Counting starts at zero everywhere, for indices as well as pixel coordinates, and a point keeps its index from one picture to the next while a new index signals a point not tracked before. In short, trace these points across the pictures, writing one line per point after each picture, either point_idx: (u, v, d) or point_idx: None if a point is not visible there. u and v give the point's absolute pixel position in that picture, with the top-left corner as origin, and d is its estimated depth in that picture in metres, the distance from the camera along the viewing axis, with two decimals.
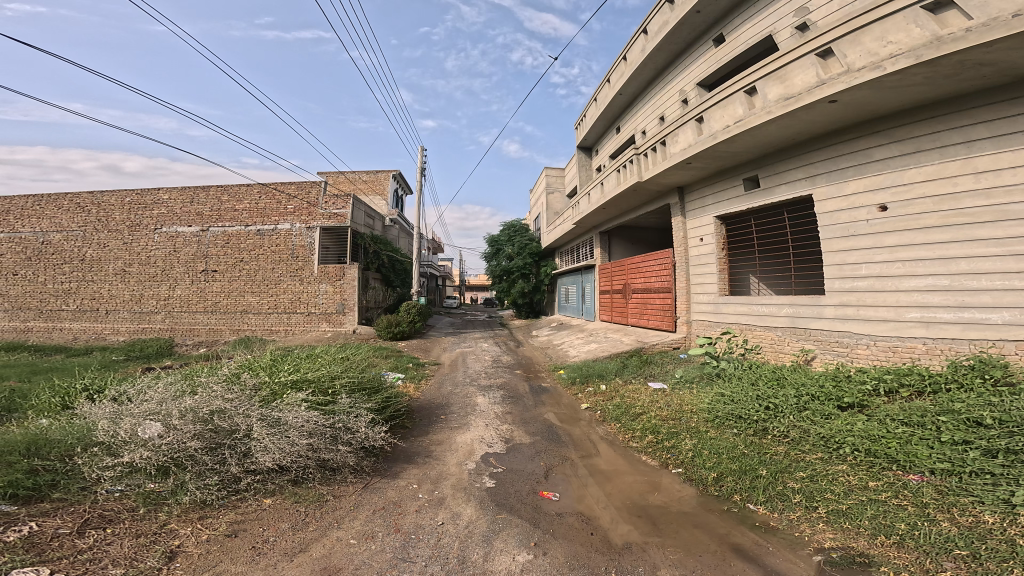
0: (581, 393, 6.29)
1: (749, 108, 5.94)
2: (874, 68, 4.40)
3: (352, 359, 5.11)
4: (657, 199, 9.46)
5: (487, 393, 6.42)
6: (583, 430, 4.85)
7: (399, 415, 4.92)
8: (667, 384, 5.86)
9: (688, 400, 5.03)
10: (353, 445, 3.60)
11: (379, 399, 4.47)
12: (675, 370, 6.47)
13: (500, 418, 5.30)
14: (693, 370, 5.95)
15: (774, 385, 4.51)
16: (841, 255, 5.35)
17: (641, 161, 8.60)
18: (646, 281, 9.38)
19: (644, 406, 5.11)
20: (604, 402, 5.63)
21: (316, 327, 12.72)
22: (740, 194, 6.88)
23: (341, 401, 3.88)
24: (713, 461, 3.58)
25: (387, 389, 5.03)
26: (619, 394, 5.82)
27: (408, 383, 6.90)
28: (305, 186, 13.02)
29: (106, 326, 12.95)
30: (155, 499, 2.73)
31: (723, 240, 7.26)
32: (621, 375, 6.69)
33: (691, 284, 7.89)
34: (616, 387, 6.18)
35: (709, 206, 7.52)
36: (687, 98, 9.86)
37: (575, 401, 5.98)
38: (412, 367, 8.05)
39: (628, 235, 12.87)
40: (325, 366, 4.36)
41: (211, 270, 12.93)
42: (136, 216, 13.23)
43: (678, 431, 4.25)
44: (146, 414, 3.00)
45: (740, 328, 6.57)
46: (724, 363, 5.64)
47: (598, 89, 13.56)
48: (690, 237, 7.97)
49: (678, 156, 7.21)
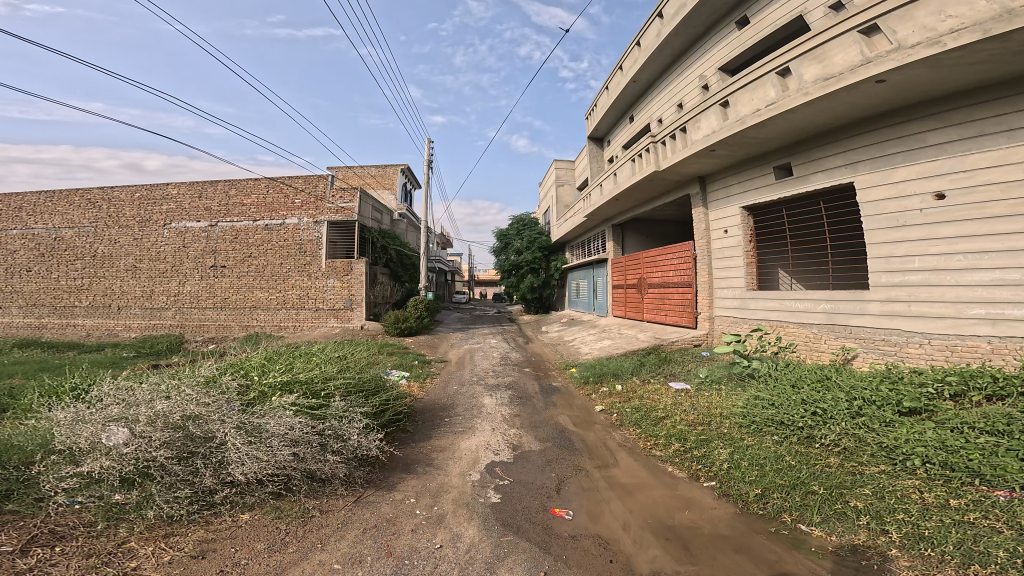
0: (596, 394, 5.85)
1: (782, 91, 5.38)
2: (931, 44, 3.85)
3: (351, 357, 4.75)
4: (675, 189, 8.91)
5: (494, 393, 6.05)
6: (599, 436, 4.45)
7: (400, 419, 4.58)
8: (689, 385, 5.40)
9: (718, 403, 4.56)
10: (345, 455, 3.28)
11: (378, 402, 4.13)
12: (698, 369, 5.97)
13: (508, 421, 4.93)
14: (720, 370, 5.45)
15: (819, 387, 4.00)
16: (889, 246, 4.79)
17: (659, 149, 8.07)
18: (663, 275, 8.85)
19: (666, 409, 4.67)
20: (621, 404, 5.20)
21: (323, 323, 12.52)
22: (771, 183, 6.33)
23: (335, 405, 3.54)
24: (753, 475, 3.13)
25: (388, 390, 4.68)
26: (638, 395, 5.39)
27: (412, 382, 6.57)
28: (312, 179, 12.81)
29: (118, 323, 12.99)
30: (117, 514, 2.43)
31: (750, 232, 6.72)
32: (639, 374, 6.23)
33: (714, 278, 7.36)
34: (633, 388, 5.76)
35: (735, 197, 6.97)
36: (708, 84, 9.26)
37: (588, 402, 5.57)
38: (418, 364, 7.72)
39: (643, 227, 12.31)
40: (320, 365, 4.01)
41: (219, 266, 12.83)
42: (145, 212, 13.20)
43: (708, 440, 3.80)
44: (112, 418, 2.70)
45: (770, 325, 6.05)
46: (755, 361, 5.11)
47: (611, 76, 12.94)
48: (713, 229, 7.42)
49: (700, 143, 6.68)
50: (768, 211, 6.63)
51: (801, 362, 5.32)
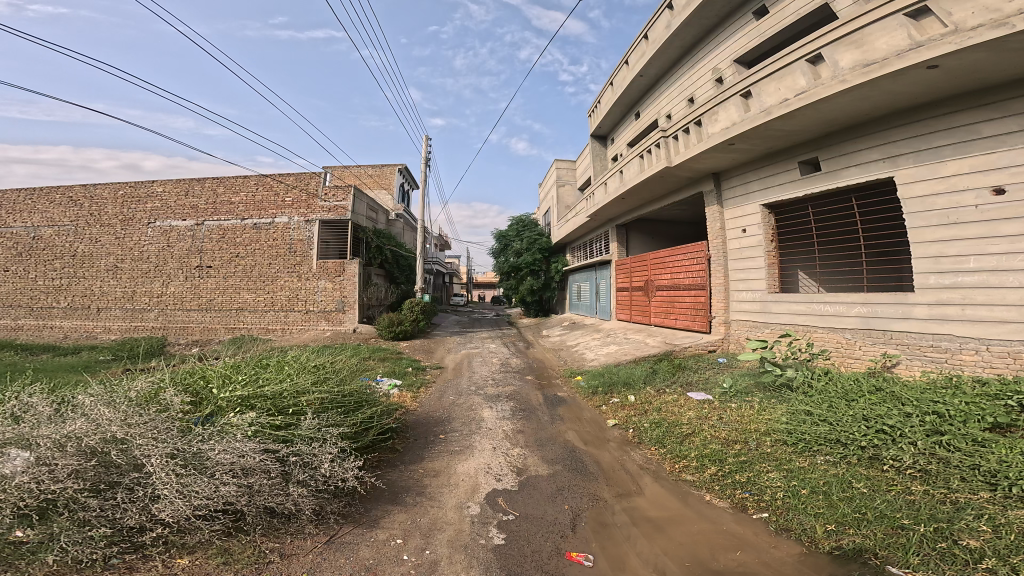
0: (606, 406, 5.30)
1: (814, 79, 4.96)
2: (997, 25, 3.42)
3: (334, 364, 4.20)
4: (686, 186, 8.42)
5: (495, 405, 5.50)
6: (615, 456, 3.92)
7: (385, 440, 4.02)
8: (711, 396, 4.87)
9: (752, 417, 4.03)
10: (313, 485, 2.74)
11: (361, 419, 3.57)
12: (719, 378, 5.45)
13: (510, 438, 4.39)
14: (745, 381, 4.92)
15: (876, 400, 3.48)
16: (939, 245, 4.30)
17: (671, 144, 7.62)
18: (674, 277, 8.35)
19: (691, 424, 4.14)
20: (637, 419, 4.66)
21: (314, 326, 11.94)
22: (795, 178, 5.86)
23: (305, 425, 2.99)
24: (819, 507, 2.60)
25: (375, 404, 4.11)
26: (655, 407, 4.86)
27: (405, 392, 6.01)
28: (304, 177, 12.28)
29: (98, 325, 12.36)
30: (8, 559, 1.90)
31: (772, 230, 6.24)
32: (652, 383, 5.69)
33: (731, 280, 6.86)
34: (647, 399, 5.22)
35: (754, 194, 6.49)
36: (722, 78, 8.80)
37: (599, 416, 5.04)
38: (412, 372, 7.16)
39: (648, 227, 11.83)
40: (293, 377, 3.46)
41: (205, 266, 12.23)
42: (129, 210, 12.59)
43: (751, 462, 3.27)
44: (4, 442, 2.17)
45: (797, 330, 5.56)
46: (789, 369, 4.58)
47: (616, 72, 12.50)
48: (730, 228, 6.92)
49: (717, 137, 6.22)
50: (792, 209, 6.16)
51: (836, 370, 4.82)
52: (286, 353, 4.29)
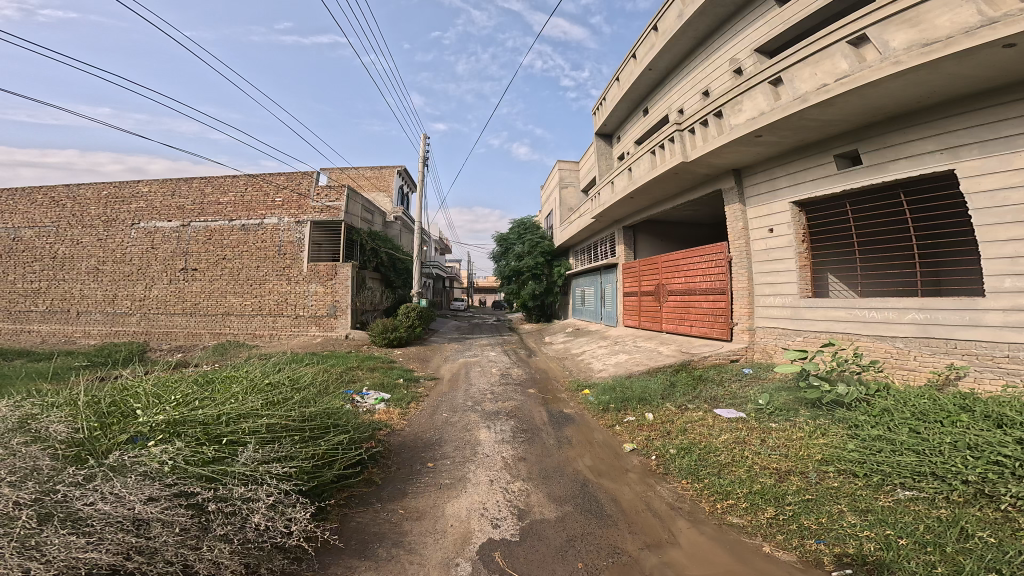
0: (620, 426, 4.64)
1: (858, 62, 4.53)
2: None
3: (303, 381, 3.57)
4: (701, 184, 7.84)
5: (493, 425, 4.85)
6: (637, 492, 3.26)
7: (356, 474, 3.35)
8: (744, 413, 4.22)
9: (803, 442, 3.38)
10: (240, 540, 2.10)
11: (325, 450, 2.90)
12: (748, 392, 4.78)
13: (510, 469, 3.74)
14: (783, 397, 4.26)
15: (971, 424, 2.84)
16: (1016, 245, 3.74)
17: (685, 139, 7.04)
18: (688, 280, 7.73)
19: (726, 451, 3.48)
20: (659, 442, 4.00)
21: (304, 331, 11.31)
22: (830, 174, 5.32)
23: (240, 461, 2.35)
24: (929, 564, 1.98)
25: (349, 429, 3.46)
26: (678, 428, 4.20)
27: (392, 408, 5.35)
28: (296, 176, 11.75)
29: (77, 329, 11.75)
30: None
31: (803, 229, 5.67)
32: (672, 399, 5.03)
33: (754, 284, 6.23)
34: (668, 417, 4.56)
35: (781, 191, 5.94)
36: (741, 68, 8.24)
37: (612, 438, 4.39)
38: (402, 383, 6.51)
39: (657, 229, 11.22)
40: (239, 397, 2.83)
41: (190, 268, 11.64)
42: (112, 210, 12.03)
43: (817, 501, 2.63)
44: None
45: (839, 337, 4.93)
46: (839, 384, 3.91)
47: (623, 66, 12.00)
48: (754, 228, 6.33)
49: (742, 129, 5.68)
50: (825, 207, 5.60)
51: (890, 383, 4.17)
52: (251, 366, 3.69)
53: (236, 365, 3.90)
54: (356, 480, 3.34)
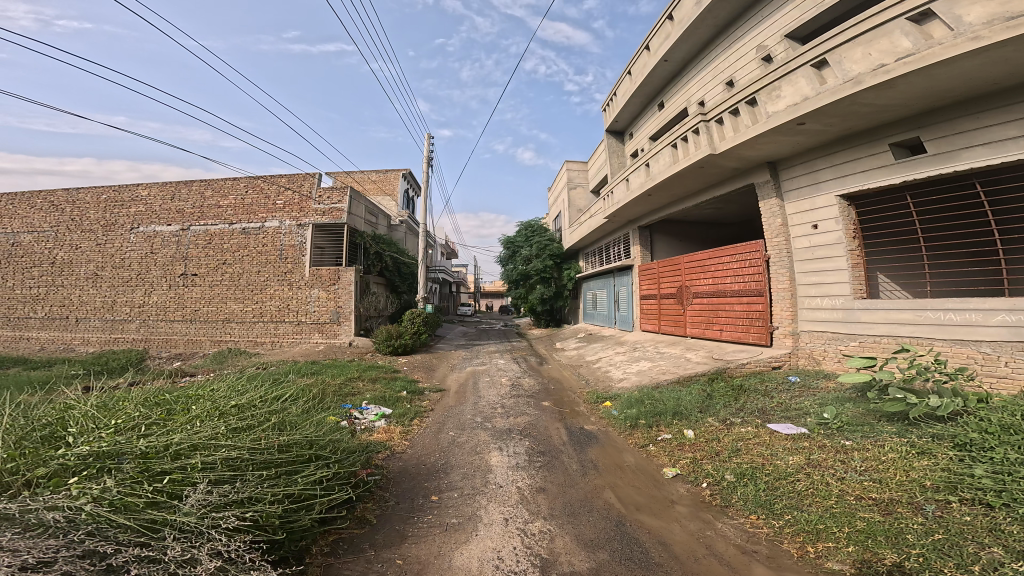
0: (655, 446, 4.07)
1: (923, 40, 4.05)
2: None
3: (281, 405, 3.09)
4: (728, 180, 7.31)
5: (505, 446, 4.29)
6: (691, 531, 2.69)
7: (341, 517, 2.83)
8: (805, 429, 3.77)
9: (898, 463, 2.92)
10: None
11: (302, 489, 2.37)
12: (805, 405, 4.34)
13: (527, 503, 3.19)
14: (852, 411, 3.83)
15: None
16: None
17: (712, 130, 6.57)
18: (715, 283, 7.29)
19: (796, 484, 2.94)
20: (709, 466, 3.47)
21: (306, 339, 10.88)
22: (886, 164, 4.87)
23: (180, 510, 1.86)
24: None
25: (335, 461, 2.95)
26: (727, 448, 3.68)
27: (392, 426, 4.80)
28: (297, 178, 11.40)
29: (76, 336, 11.50)
30: None
31: (854, 226, 5.27)
32: (712, 412, 4.49)
33: (797, 286, 5.84)
34: (710, 434, 4.03)
35: (826, 184, 5.52)
36: (771, 55, 7.64)
37: (648, 462, 3.81)
38: (405, 395, 5.99)
39: (676, 229, 10.70)
40: (198, 424, 2.37)
41: (190, 274, 11.31)
42: (112, 214, 11.78)
43: (950, 540, 2.14)
44: None
45: (913, 342, 4.46)
46: (932, 396, 3.36)
47: (635, 59, 11.49)
48: (796, 225, 5.92)
49: (782, 117, 5.21)
50: (879, 200, 5.17)
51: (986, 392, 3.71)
52: (222, 386, 3.23)
53: (208, 382, 3.43)
54: (343, 523, 2.81)
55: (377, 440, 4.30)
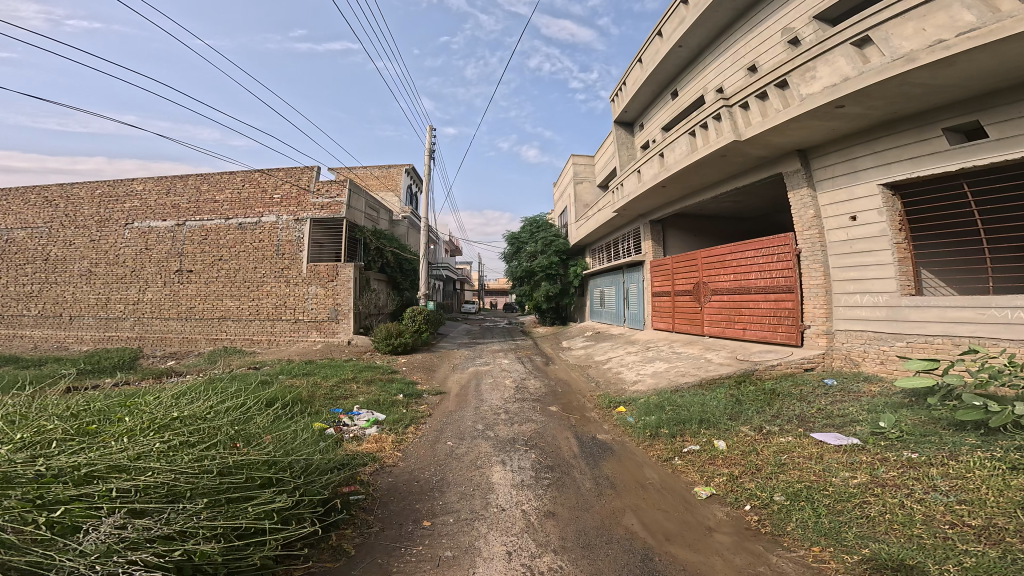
0: (682, 460, 3.59)
1: (992, 12, 3.69)
2: None
3: (240, 417, 2.65)
4: (751, 170, 6.85)
5: (510, 460, 3.82)
6: (737, 567, 2.25)
7: (307, 551, 2.37)
8: (858, 438, 3.36)
9: (994, 484, 2.43)
10: None
11: (250, 522, 1.93)
12: (851, 411, 3.94)
13: (533, 530, 2.74)
14: (912, 419, 3.41)
15: None
16: None
17: (736, 116, 6.14)
18: (737, 279, 6.88)
19: (864, 513, 2.45)
20: (750, 484, 3.01)
21: (303, 337, 10.48)
22: (941, 150, 4.49)
23: (76, 550, 1.45)
24: None
25: (302, 484, 2.51)
26: (765, 463, 3.24)
27: (385, 434, 4.36)
28: (296, 171, 11.02)
29: (71, 334, 11.24)
30: None
31: (899, 217, 4.87)
32: (744, 420, 4.06)
33: (832, 281, 5.41)
34: (745, 445, 3.59)
35: (867, 172, 5.12)
36: (798, 38, 7.10)
37: (675, 479, 3.32)
38: (401, 399, 5.55)
39: (691, 223, 10.21)
40: (125, 441, 1.95)
41: (185, 270, 10.97)
42: (106, 210, 11.48)
43: None
44: None
45: (982, 343, 4.05)
46: (1016, 403, 2.93)
47: (647, 45, 10.95)
48: (830, 217, 5.50)
49: (822, 98, 4.83)
50: (928, 188, 4.77)
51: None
52: (177, 393, 2.81)
53: (162, 389, 3.01)
54: (310, 558, 2.37)
55: (358, 453, 3.83)
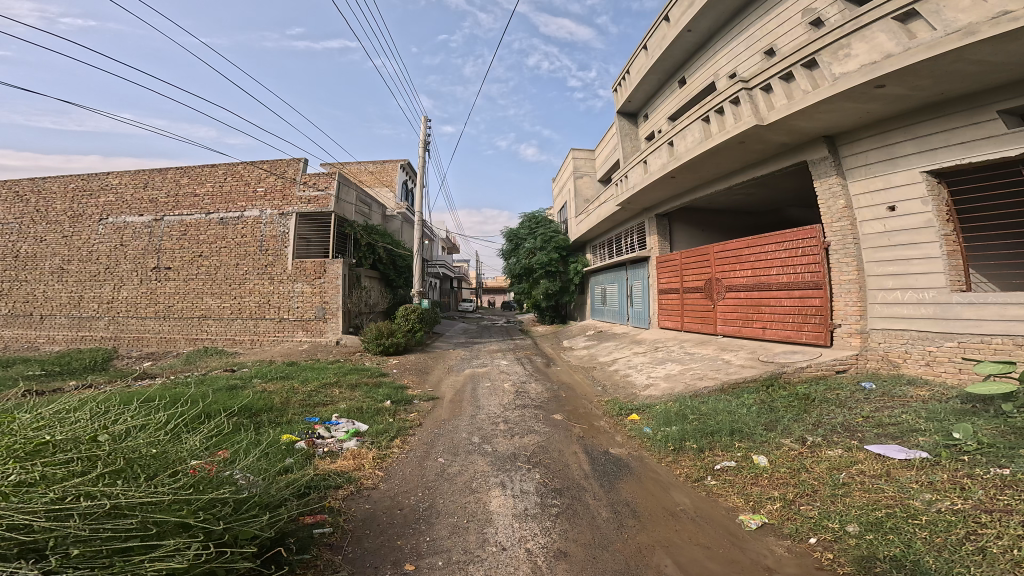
0: (716, 480, 3.04)
1: None
2: None
3: (157, 436, 2.09)
4: (771, 158, 6.32)
5: (511, 482, 3.25)
6: None
7: None
8: (927, 451, 2.85)
9: None
10: None
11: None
12: (902, 418, 3.43)
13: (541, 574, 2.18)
14: (987, 429, 2.89)
15: None
16: None
17: (757, 99, 5.59)
18: (755, 274, 6.34)
19: (973, 543, 1.93)
20: (814, 511, 2.46)
21: (289, 337, 9.88)
22: (998, 134, 3.97)
23: None
24: None
25: (231, 524, 1.97)
26: (823, 485, 2.69)
27: (365, 448, 3.80)
28: (280, 163, 10.40)
29: (42, 334, 10.59)
30: None
31: (945, 207, 4.35)
32: (782, 430, 3.53)
33: (867, 276, 4.88)
34: (785, 463, 3.06)
35: (909, 159, 4.57)
36: (822, 18, 6.55)
37: (715, 505, 2.77)
38: (388, 406, 4.97)
39: (699, 217, 9.66)
40: None
41: (163, 267, 10.33)
42: (79, 204, 10.82)
43: None
44: None
45: None
46: None
47: (653, 30, 10.37)
48: (864, 207, 4.95)
49: (860, 75, 4.28)
50: (979, 176, 4.25)
51: None
52: (84, 399, 2.25)
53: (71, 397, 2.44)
54: None
55: (331, 474, 3.25)
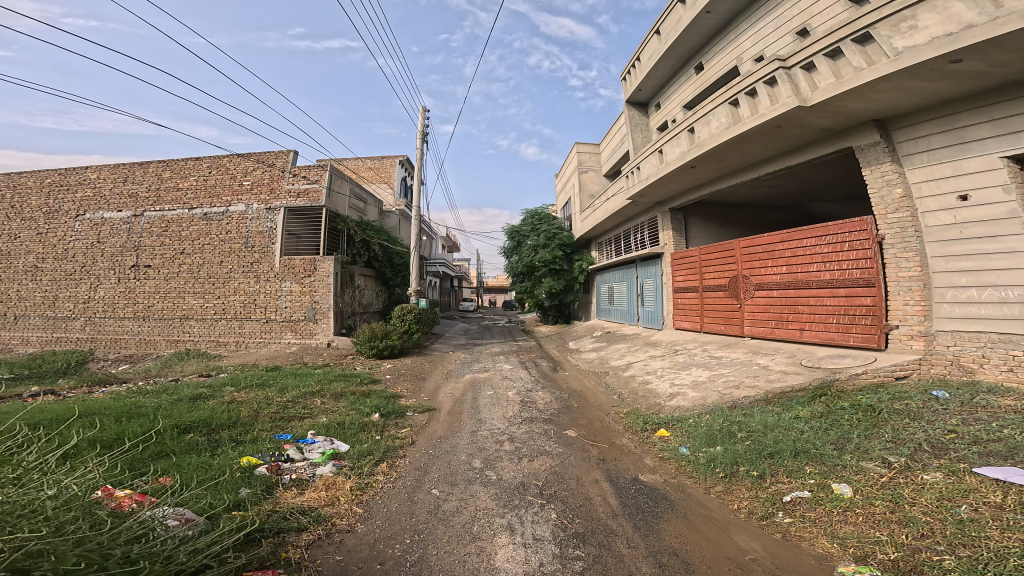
0: (791, 518, 2.37)
1: None
2: None
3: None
4: (809, 144, 5.65)
5: (522, 523, 2.58)
6: None
7: None
8: None
9: None
10: None
11: None
12: (1002, 432, 2.77)
13: None
14: None
15: None
16: None
17: (798, 79, 4.92)
18: (791, 272, 5.66)
19: None
20: (943, 559, 1.82)
21: (276, 339, 9.22)
22: None
23: None
24: None
25: None
26: (941, 528, 2.02)
27: (343, 475, 3.13)
28: (268, 155, 9.76)
29: (16, 336, 9.96)
30: None
31: None
32: (855, 450, 2.88)
33: (932, 273, 4.21)
34: (876, 495, 2.39)
35: (985, 143, 3.92)
36: None
37: (796, 550, 2.11)
38: (376, 420, 4.31)
39: (717, 211, 8.97)
40: None
41: (143, 265, 9.69)
42: (55, 200, 10.18)
43: None
44: None
45: None
46: None
47: (667, 13, 9.69)
48: (927, 195, 4.29)
49: (932, 45, 3.60)
50: None
51: None
52: None
53: None
54: None
55: (295, 513, 2.57)
